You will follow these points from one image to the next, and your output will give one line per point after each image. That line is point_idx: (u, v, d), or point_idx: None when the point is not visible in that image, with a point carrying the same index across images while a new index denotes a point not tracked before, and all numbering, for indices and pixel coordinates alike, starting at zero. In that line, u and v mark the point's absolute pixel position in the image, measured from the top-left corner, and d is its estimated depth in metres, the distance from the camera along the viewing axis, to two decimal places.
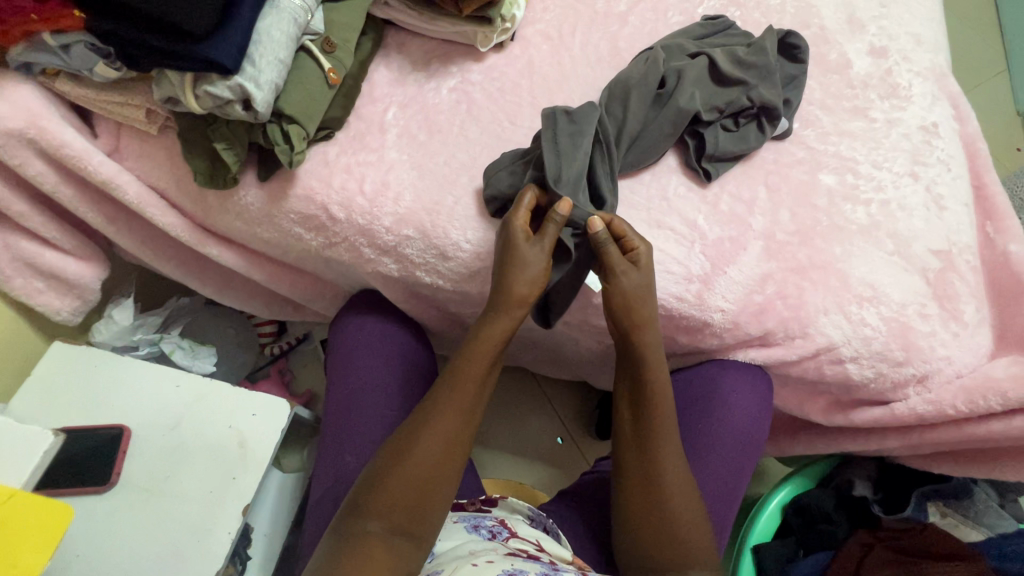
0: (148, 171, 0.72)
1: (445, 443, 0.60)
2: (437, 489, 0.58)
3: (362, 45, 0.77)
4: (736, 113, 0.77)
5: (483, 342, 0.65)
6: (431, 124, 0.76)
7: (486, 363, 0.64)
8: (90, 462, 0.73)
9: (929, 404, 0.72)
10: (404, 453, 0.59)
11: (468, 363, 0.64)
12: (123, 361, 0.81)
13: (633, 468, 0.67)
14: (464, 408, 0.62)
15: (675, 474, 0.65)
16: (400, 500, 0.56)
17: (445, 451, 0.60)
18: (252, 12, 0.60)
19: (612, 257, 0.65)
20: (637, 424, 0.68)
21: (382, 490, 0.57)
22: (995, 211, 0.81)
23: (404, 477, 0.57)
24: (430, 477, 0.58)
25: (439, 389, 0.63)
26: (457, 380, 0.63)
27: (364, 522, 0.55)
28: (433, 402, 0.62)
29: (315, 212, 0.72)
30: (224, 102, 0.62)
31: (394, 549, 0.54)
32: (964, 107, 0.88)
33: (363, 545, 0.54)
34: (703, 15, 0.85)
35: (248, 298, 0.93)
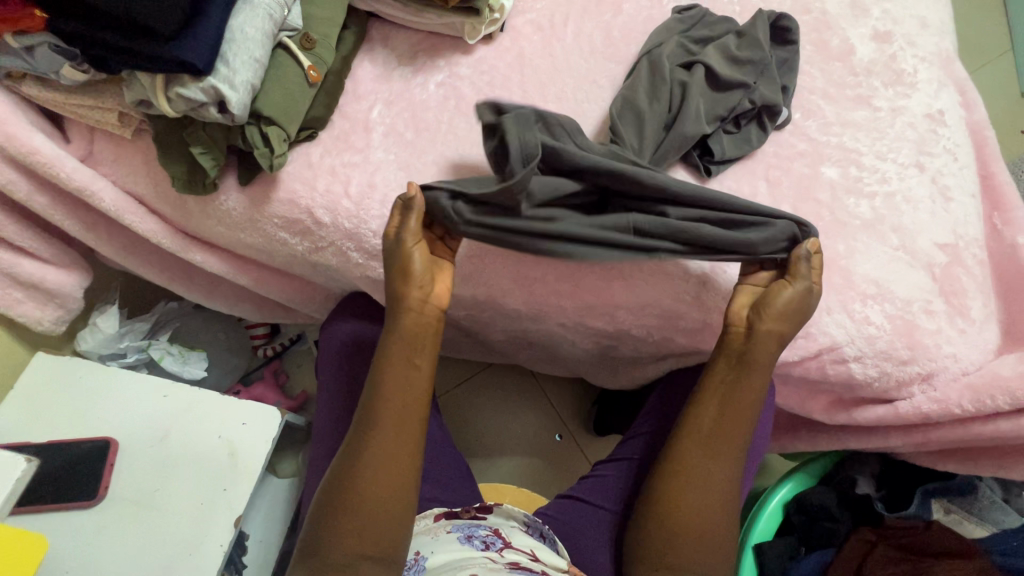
0: (125, 176, 0.70)
1: (383, 459, 0.57)
2: (388, 506, 0.56)
3: (344, 39, 0.74)
4: (738, 117, 0.74)
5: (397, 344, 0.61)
6: (418, 121, 0.73)
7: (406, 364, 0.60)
8: (78, 475, 0.72)
9: (934, 403, 0.71)
10: (348, 486, 0.56)
11: (389, 372, 0.60)
12: (108, 371, 0.79)
13: (696, 465, 0.62)
14: (395, 417, 0.59)
15: (726, 479, 0.63)
16: (357, 531, 0.55)
17: (385, 466, 0.57)
18: (223, 9, 0.57)
19: (801, 269, 0.62)
20: (718, 420, 0.63)
21: (332, 520, 0.56)
22: (1002, 202, 0.79)
23: (351, 502, 0.56)
24: (378, 500, 0.56)
25: (369, 408, 0.59)
26: (381, 394, 0.59)
27: (328, 557, 0.54)
28: (367, 423, 0.59)
29: (299, 217, 0.69)
30: (198, 105, 0.59)
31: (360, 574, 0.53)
32: (971, 93, 0.85)
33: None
34: (676, 6, 0.81)
35: (235, 303, 0.90)
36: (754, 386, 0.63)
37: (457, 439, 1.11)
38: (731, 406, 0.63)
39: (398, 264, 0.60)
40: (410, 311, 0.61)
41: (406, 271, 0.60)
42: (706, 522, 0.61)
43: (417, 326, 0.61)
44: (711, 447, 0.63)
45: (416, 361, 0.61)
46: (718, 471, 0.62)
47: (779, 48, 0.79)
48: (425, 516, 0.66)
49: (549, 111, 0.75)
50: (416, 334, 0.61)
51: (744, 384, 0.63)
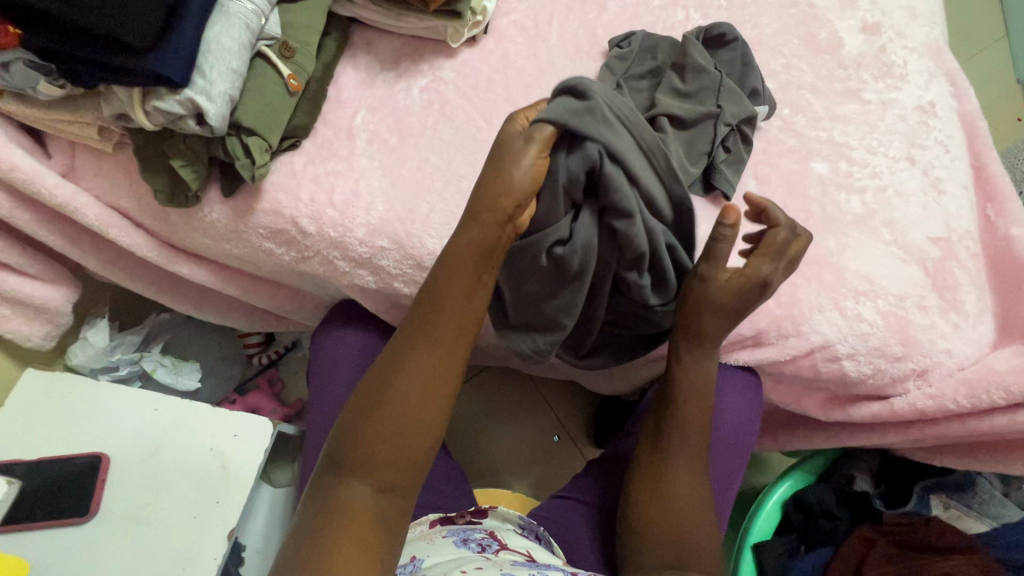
0: (107, 190, 0.69)
1: (424, 389, 0.52)
2: (422, 439, 0.53)
3: (325, 46, 0.73)
4: (722, 141, 0.70)
5: (455, 261, 0.52)
6: (402, 127, 0.72)
7: (463, 292, 0.53)
8: (68, 491, 0.72)
9: (930, 399, 0.70)
10: (375, 404, 0.52)
11: (445, 289, 0.53)
12: (96, 386, 0.79)
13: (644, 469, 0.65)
14: (442, 343, 0.53)
15: (683, 477, 0.63)
16: (381, 462, 0.52)
17: (424, 403, 0.52)
18: (197, 21, 0.57)
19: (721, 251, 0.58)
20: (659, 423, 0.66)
21: (357, 447, 0.52)
22: (995, 193, 0.78)
23: (379, 431, 0.51)
24: (406, 427, 0.52)
25: (421, 321, 0.53)
26: (438, 310, 0.53)
27: (340, 489, 0.51)
28: (407, 341, 0.53)
29: (284, 227, 0.69)
30: (176, 117, 0.58)
31: (382, 507, 0.52)
32: (962, 83, 0.84)
33: (347, 512, 0.50)
34: (611, 38, 0.78)
35: (226, 312, 0.90)
36: (694, 379, 0.64)
37: (455, 443, 1.10)
38: (682, 406, 0.64)
39: (494, 155, 0.51)
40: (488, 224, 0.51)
41: (506, 171, 0.50)
42: (683, 519, 0.61)
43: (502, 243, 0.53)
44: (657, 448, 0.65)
45: (484, 280, 0.53)
46: (682, 466, 0.64)
47: (723, 54, 0.75)
48: (419, 523, 0.65)
49: None
50: (489, 250, 0.52)
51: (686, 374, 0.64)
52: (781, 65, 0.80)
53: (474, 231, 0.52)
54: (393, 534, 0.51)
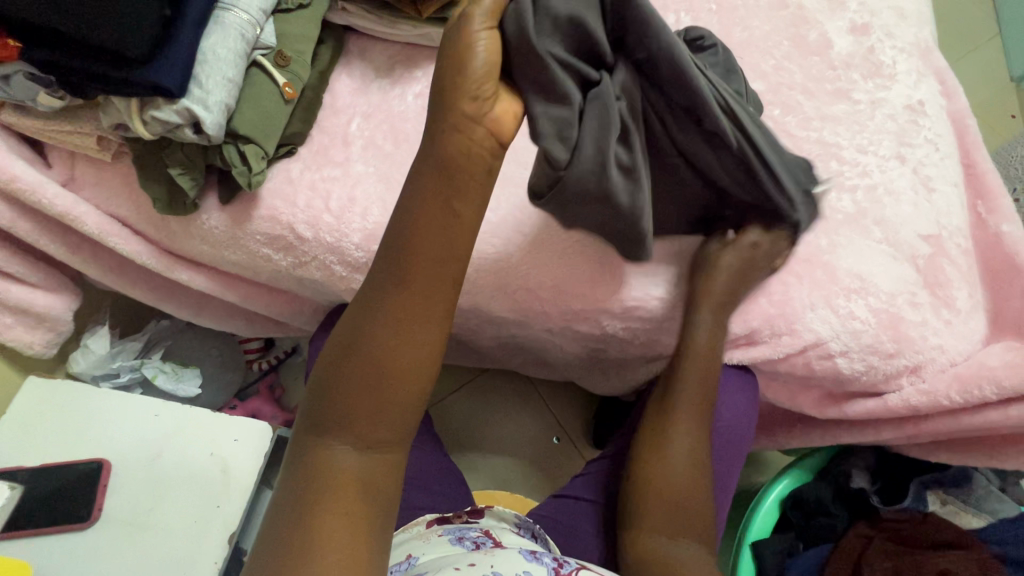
0: (107, 199, 0.70)
1: (405, 318, 0.49)
2: (409, 372, 0.48)
3: (320, 55, 0.75)
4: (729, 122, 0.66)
5: (423, 185, 0.49)
6: (396, 133, 0.73)
7: (435, 215, 0.49)
8: (69, 498, 0.72)
9: (923, 395, 0.70)
10: (350, 348, 0.49)
11: (416, 214, 0.49)
12: (97, 393, 0.79)
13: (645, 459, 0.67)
14: (419, 268, 0.49)
15: (684, 457, 0.66)
16: (364, 408, 0.48)
17: (404, 332, 0.49)
18: (193, 32, 0.58)
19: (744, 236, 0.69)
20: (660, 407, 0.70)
21: (337, 399, 0.48)
22: (985, 190, 0.79)
23: (361, 369, 0.48)
24: (387, 367, 0.48)
25: (391, 259, 0.49)
26: (413, 239, 0.49)
27: (324, 454, 0.47)
28: (378, 275, 0.50)
29: (281, 233, 0.69)
30: (173, 127, 0.59)
31: (372, 463, 0.48)
32: (951, 82, 0.85)
33: (332, 475, 0.46)
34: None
35: (226, 318, 0.91)
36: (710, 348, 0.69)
37: (455, 445, 1.11)
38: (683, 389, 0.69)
39: (454, 44, 0.47)
40: (454, 134, 0.47)
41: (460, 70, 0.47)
42: (690, 485, 0.65)
43: (471, 156, 0.48)
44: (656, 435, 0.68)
45: (456, 209, 0.49)
46: (688, 418, 0.68)
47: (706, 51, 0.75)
48: (417, 523, 0.66)
49: None
50: (453, 173, 0.48)
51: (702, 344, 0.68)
52: (771, 66, 0.81)
53: (435, 154, 0.48)
54: (385, 495, 0.47)
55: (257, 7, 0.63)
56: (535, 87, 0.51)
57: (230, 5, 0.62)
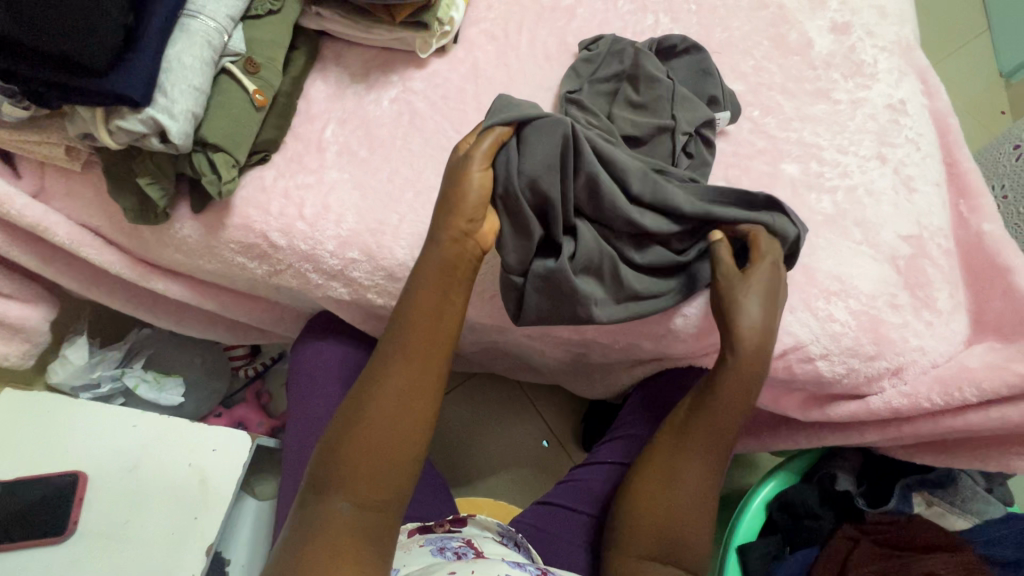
0: (78, 209, 0.69)
1: (405, 395, 0.53)
2: (406, 439, 0.52)
3: (294, 60, 0.74)
4: (684, 150, 0.70)
5: (424, 275, 0.55)
6: (371, 139, 0.73)
7: (435, 300, 0.55)
8: (45, 512, 0.71)
9: (905, 397, 0.70)
10: (354, 418, 0.53)
11: (418, 297, 0.55)
12: (72, 404, 0.78)
13: (653, 493, 0.62)
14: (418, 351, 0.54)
15: (693, 497, 0.61)
16: (361, 472, 0.51)
17: (401, 405, 0.53)
18: (157, 39, 0.57)
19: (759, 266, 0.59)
20: (678, 438, 0.62)
21: (340, 461, 0.51)
22: (968, 189, 0.78)
23: (363, 436, 0.52)
24: (386, 439, 0.52)
25: (394, 339, 0.55)
26: (415, 320, 0.55)
27: (325, 510, 0.50)
28: (382, 353, 0.55)
29: (255, 241, 0.69)
30: (140, 136, 0.59)
31: (367, 520, 0.51)
32: (933, 80, 0.85)
33: (329, 529, 0.49)
34: (581, 43, 0.78)
35: (207, 326, 0.90)
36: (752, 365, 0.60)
37: (443, 450, 1.10)
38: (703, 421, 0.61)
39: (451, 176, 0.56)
40: (450, 240, 0.55)
41: (457, 187, 0.55)
42: (693, 523, 0.61)
43: (464, 257, 0.56)
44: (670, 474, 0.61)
45: (450, 298, 0.55)
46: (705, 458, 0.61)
47: (678, 61, 0.77)
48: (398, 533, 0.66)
49: None
50: (451, 270, 0.55)
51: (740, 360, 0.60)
52: (751, 67, 0.80)
53: (433, 252, 0.55)
54: (380, 546, 0.50)
55: (224, 14, 0.62)
56: (511, 220, 0.59)
57: (196, 12, 0.61)
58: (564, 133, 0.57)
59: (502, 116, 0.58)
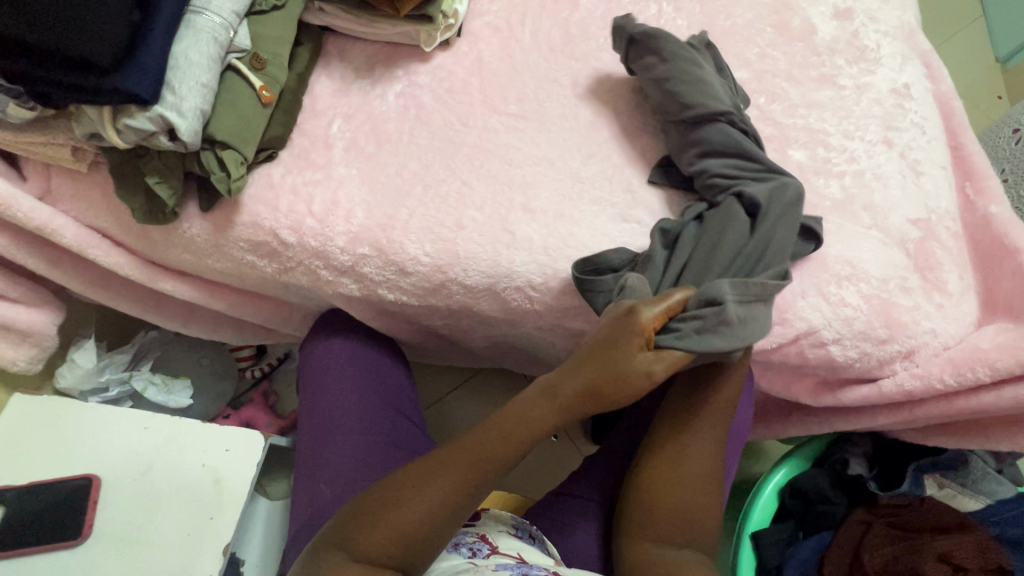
0: (84, 211, 0.69)
1: (452, 496, 0.56)
2: (430, 528, 0.54)
3: (298, 56, 0.73)
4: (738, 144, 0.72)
5: (539, 401, 0.59)
6: (378, 134, 0.72)
7: (528, 429, 0.59)
8: (59, 516, 0.71)
9: (917, 379, 0.70)
10: (397, 495, 0.56)
11: (516, 421, 0.59)
12: (83, 407, 0.78)
13: (664, 475, 0.63)
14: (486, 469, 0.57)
15: (704, 473, 0.63)
16: (378, 542, 0.53)
17: (444, 506, 0.55)
18: (164, 35, 0.57)
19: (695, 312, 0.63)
20: (686, 419, 0.65)
21: (369, 524, 0.54)
22: (973, 171, 0.78)
23: (398, 517, 0.54)
24: (424, 526, 0.54)
25: (479, 439, 0.58)
26: (506, 431, 0.59)
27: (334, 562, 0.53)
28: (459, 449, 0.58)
29: (264, 239, 0.68)
30: (148, 135, 0.58)
31: None
32: (936, 65, 0.85)
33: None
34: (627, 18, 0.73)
35: (215, 327, 0.89)
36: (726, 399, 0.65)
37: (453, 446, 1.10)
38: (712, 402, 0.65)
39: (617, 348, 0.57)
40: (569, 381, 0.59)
41: (622, 373, 0.56)
42: (703, 496, 0.62)
43: (567, 409, 0.59)
44: (680, 458, 0.63)
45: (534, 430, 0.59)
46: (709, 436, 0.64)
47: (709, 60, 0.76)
48: None
49: (511, 113, 0.74)
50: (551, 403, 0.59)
51: (714, 399, 0.65)
52: (755, 54, 0.80)
53: (544, 398, 0.59)
54: None
55: (229, 9, 0.62)
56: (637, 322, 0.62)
57: (201, 8, 0.60)
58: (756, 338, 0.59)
59: (702, 321, 0.58)
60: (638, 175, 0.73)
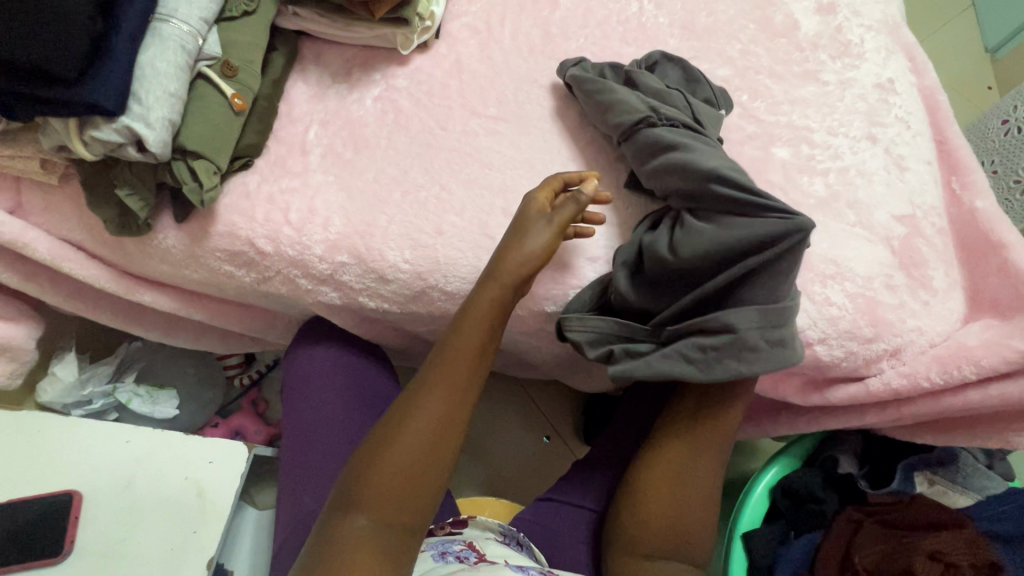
0: (57, 224, 0.68)
1: (435, 422, 0.55)
2: (428, 464, 0.54)
3: (272, 62, 0.72)
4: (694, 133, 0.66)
5: (477, 308, 0.60)
6: (355, 139, 0.71)
7: (478, 343, 0.59)
8: (38, 534, 0.70)
9: (904, 377, 0.69)
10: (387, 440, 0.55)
11: (463, 334, 0.59)
12: (62, 422, 0.77)
13: (660, 495, 0.62)
14: (454, 387, 0.57)
15: (702, 491, 0.62)
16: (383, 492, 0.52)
17: (432, 436, 0.55)
18: (129, 45, 0.56)
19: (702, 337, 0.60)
20: (687, 438, 0.64)
21: (370, 479, 0.53)
22: (959, 165, 0.78)
23: (393, 459, 0.53)
24: (418, 459, 0.54)
25: (437, 364, 0.58)
26: (455, 345, 0.59)
27: (343, 521, 0.52)
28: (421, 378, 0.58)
29: (241, 248, 0.67)
30: (116, 146, 0.57)
31: (382, 541, 0.51)
32: (921, 58, 0.84)
33: (346, 547, 0.50)
34: (560, 63, 0.74)
35: (199, 336, 0.88)
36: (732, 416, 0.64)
37: None
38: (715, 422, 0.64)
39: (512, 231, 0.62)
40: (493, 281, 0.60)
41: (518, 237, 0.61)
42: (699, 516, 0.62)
43: (499, 302, 0.60)
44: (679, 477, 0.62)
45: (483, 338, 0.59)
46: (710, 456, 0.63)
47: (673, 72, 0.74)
48: None
49: (490, 115, 0.73)
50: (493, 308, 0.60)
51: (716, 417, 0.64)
52: (738, 51, 0.79)
53: (480, 304, 0.60)
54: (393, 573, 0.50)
55: (197, 17, 0.61)
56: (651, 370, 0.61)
57: (168, 16, 0.59)
58: (789, 363, 0.58)
59: (715, 358, 0.58)
60: (619, 176, 0.72)
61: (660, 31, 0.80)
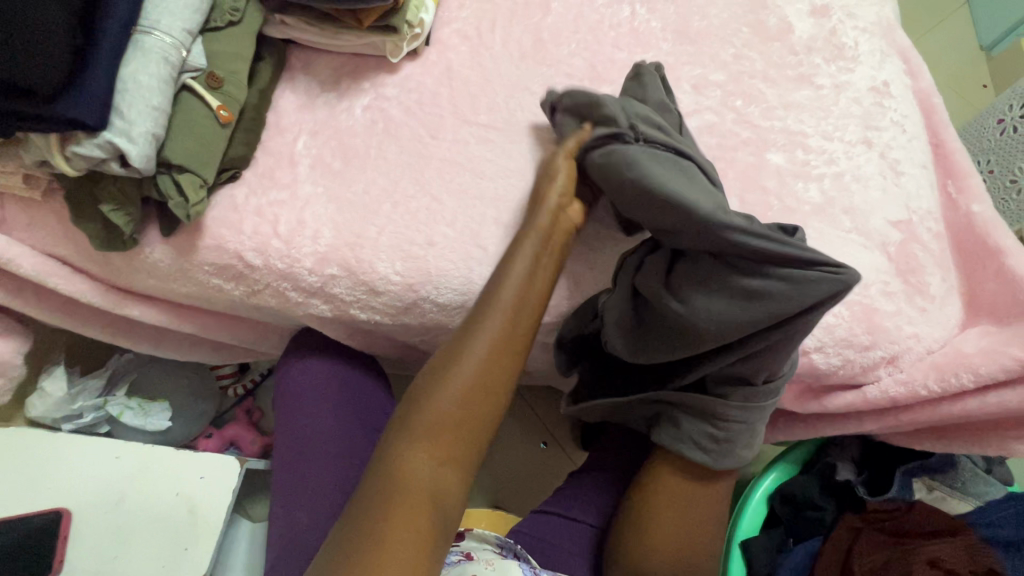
0: (42, 239, 0.67)
1: (494, 349, 0.57)
2: (487, 394, 0.56)
3: (260, 71, 0.71)
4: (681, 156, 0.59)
5: (529, 240, 0.60)
6: (345, 149, 0.70)
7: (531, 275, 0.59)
8: (27, 553, 0.69)
9: (901, 385, 0.69)
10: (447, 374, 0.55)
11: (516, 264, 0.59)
12: (50, 438, 0.76)
13: (660, 518, 0.65)
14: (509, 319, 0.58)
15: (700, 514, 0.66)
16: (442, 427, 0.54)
17: (490, 363, 0.56)
18: (110, 59, 0.55)
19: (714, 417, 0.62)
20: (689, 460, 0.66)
21: (430, 417, 0.54)
22: (955, 169, 0.77)
23: (451, 394, 0.54)
24: (474, 387, 0.55)
25: (490, 299, 0.58)
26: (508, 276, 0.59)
27: (404, 457, 0.53)
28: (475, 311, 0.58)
29: (230, 262, 0.66)
30: (99, 162, 0.56)
31: (444, 475, 0.53)
32: (916, 60, 0.83)
33: (407, 484, 0.51)
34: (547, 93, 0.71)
35: (190, 348, 0.87)
36: None
37: None
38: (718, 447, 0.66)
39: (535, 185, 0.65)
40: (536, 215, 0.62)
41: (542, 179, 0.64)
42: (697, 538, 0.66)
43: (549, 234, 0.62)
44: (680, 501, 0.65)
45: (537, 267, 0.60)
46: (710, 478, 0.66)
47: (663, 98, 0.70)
48: None
49: (481, 123, 0.72)
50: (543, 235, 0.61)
51: None
52: (731, 55, 0.78)
53: (532, 236, 0.61)
54: (446, 510, 0.53)
55: (181, 28, 0.60)
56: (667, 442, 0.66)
57: (150, 28, 0.58)
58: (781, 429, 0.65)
59: (725, 443, 0.62)
60: None
61: (653, 35, 0.79)
